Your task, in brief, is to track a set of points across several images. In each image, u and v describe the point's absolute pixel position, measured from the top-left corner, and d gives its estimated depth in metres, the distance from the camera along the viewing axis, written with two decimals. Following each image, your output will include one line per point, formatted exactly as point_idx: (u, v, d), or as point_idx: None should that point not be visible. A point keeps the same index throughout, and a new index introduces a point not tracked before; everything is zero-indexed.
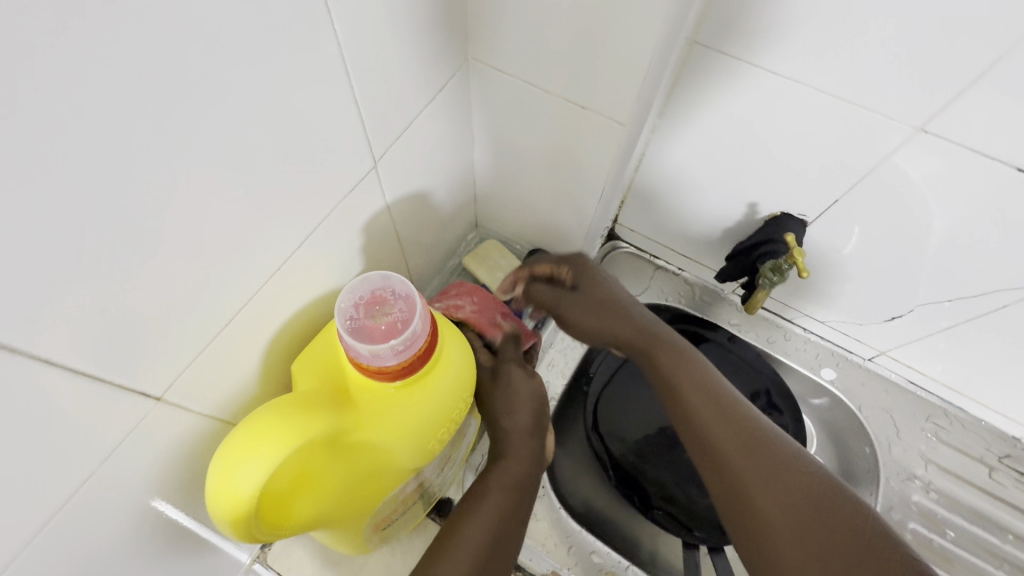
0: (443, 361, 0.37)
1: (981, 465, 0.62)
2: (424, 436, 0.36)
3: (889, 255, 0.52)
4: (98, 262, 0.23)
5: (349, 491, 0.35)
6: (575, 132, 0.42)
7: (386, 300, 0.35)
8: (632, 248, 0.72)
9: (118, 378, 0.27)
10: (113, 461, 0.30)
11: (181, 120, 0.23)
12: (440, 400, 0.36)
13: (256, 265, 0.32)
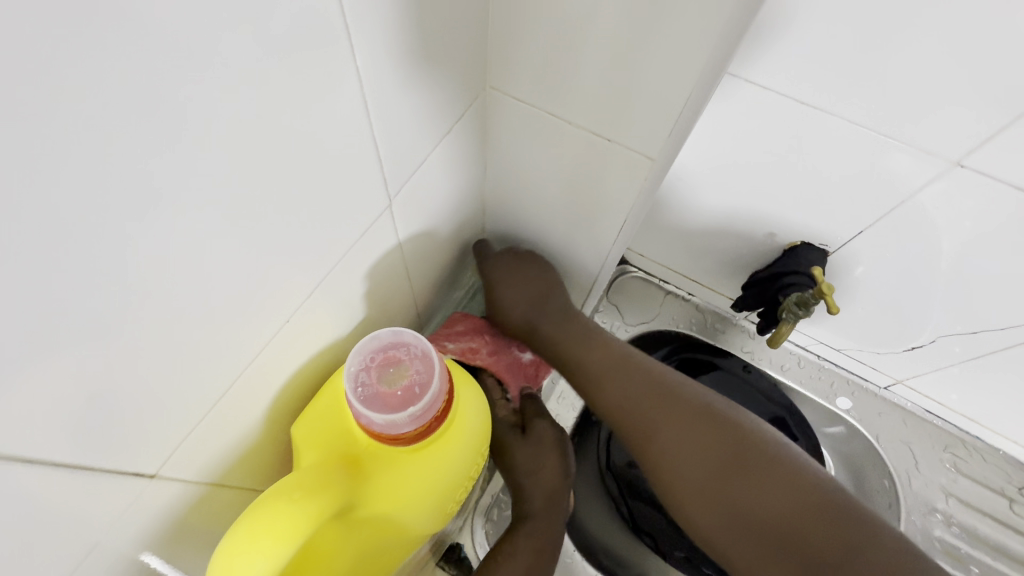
0: (459, 422, 0.34)
1: (1001, 497, 0.60)
2: (440, 500, 0.34)
3: (913, 287, 0.51)
4: (73, 334, 0.20)
5: (360, 562, 0.33)
6: (598, 165, 0.39)
7: (401, 360, 0.32)
8: (642, 273, 0.70)
9: (106, 462, 0.25)
10: (103, 542, 0.28)
11: (177, 170, 0.20)
12: (458, 463, 0.34)
13: (260, 324, 0.29)
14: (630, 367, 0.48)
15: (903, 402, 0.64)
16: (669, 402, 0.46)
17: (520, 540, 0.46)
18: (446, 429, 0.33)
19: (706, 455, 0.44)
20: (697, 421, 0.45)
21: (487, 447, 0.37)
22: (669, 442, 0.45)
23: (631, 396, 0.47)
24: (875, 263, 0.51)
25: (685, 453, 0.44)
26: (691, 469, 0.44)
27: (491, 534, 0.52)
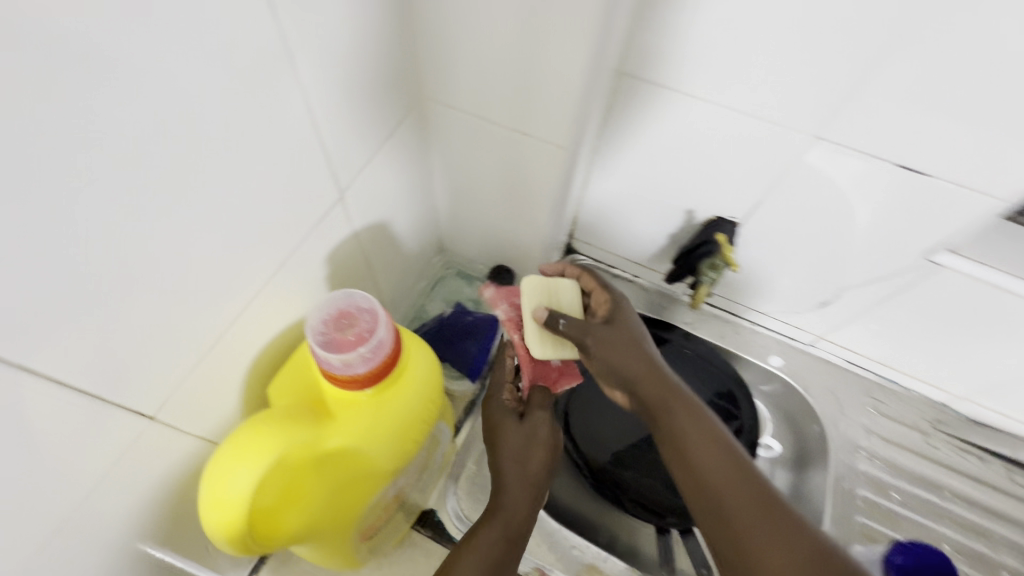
0: (409, 371, 0.39)
1: (915, 431, 0.68)
2: (400, 440, 0.39)
3: (812, 249, 0.58)
4: (77, 288, 0.25)
5: (336, 499, 0.37)
6: (521, 156, 0.47)
7: (353, 313, 0.36)
8: (589, 260, 0.77)
9: (114, 396, 0.30)
10: (111, 475, 0.32)
11: (151, 159, 0.26)
12: (412, 406, 0.39)
13: (236, 289, 0.35)
14: (706, 420, 0.44)
15: (828, 356, 0.72)
16: (743, 470, 0.41)
17: (495, 522, 0.46)
18: (399, 376, 0.37)
19: (770, 538, 0.37)
20: (767, 502, 0.39)
21: (441, 395, 0.42)
22: (729, 503, 0.39)
23: (702, 448, 0.42)
24: (777, 230, 0.58)
25: (745, 523, 0.38)
26: (740, 537, 0.38)
27: (463, 499, 0.56)
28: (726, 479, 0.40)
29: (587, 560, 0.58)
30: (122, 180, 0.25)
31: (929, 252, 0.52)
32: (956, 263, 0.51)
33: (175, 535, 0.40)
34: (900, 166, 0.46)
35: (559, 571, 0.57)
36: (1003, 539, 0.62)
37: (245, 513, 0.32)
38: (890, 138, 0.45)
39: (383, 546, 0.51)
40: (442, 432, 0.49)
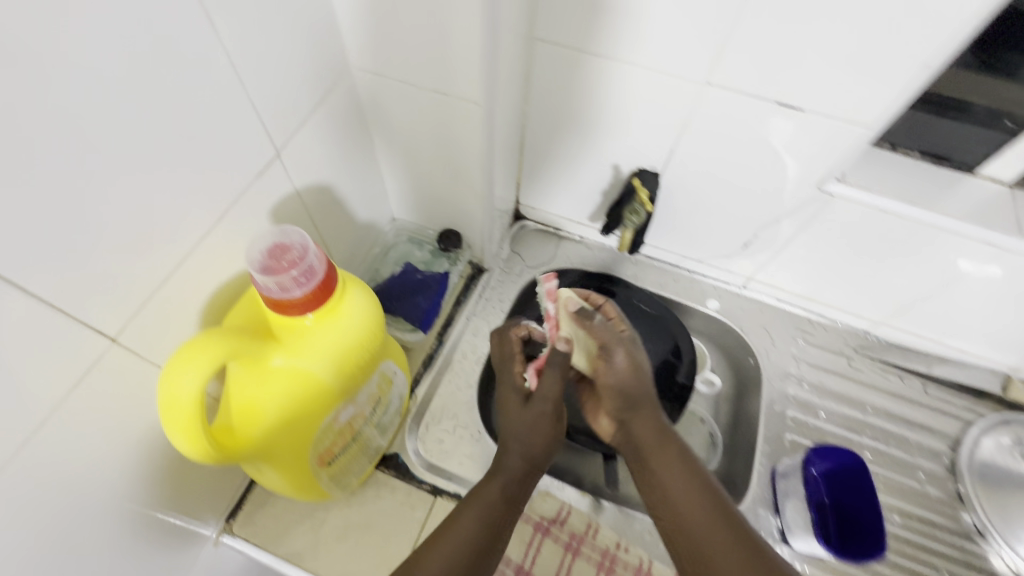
0: (347, 300, 0.43)
1: (841, 356, 0.74)
2: (342, 357, 0.43)
3: (723, 191, 0.64)
4: (42, 222, 0.30)
5: (283, 409, 0.41)
6: (446, 113, 0.52)
7: (286, 245, 0.38)
8: (538, 225, 0.83)
9: (79, 314, 0.34)
10: (79, 391, 0.36)
11: (96, 112, 0.31)
12: (352, 328, 0.43)
13: (183, 229, 0.39)
14: (691, 464, 0.48)
15: (760, 296, 0.78)
16: (721, 507, 0.45)
17: (493, 485, 0.51)
18: (336, 302, 0.41)
19: (740, 569, 0.41)
20: (741, 539, 0.43)
21: (383, 324, 0.47)
22: (706, 537, 0.44)
23: (685, 489, 0.46)
24: (692, 176, 0.64)
25: (719, 555, 0.43)
26: (715, 566, 0.42)
27: (424, 441, 0.64)
28: (705, 518, 0.45)
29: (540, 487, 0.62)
30: (74, 128, 0.30)
31: (821, 183, 0.58)
32: (845, 191, 0.57)
33: (147, 466, 0.44)
34: (777, 103, 0.52)
35: None
36: (919, 444, 0.68)
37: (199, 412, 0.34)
38: (765, 78, 0.50)
39: (352, 482, 0.55)
40: (393, 371, 0.54)
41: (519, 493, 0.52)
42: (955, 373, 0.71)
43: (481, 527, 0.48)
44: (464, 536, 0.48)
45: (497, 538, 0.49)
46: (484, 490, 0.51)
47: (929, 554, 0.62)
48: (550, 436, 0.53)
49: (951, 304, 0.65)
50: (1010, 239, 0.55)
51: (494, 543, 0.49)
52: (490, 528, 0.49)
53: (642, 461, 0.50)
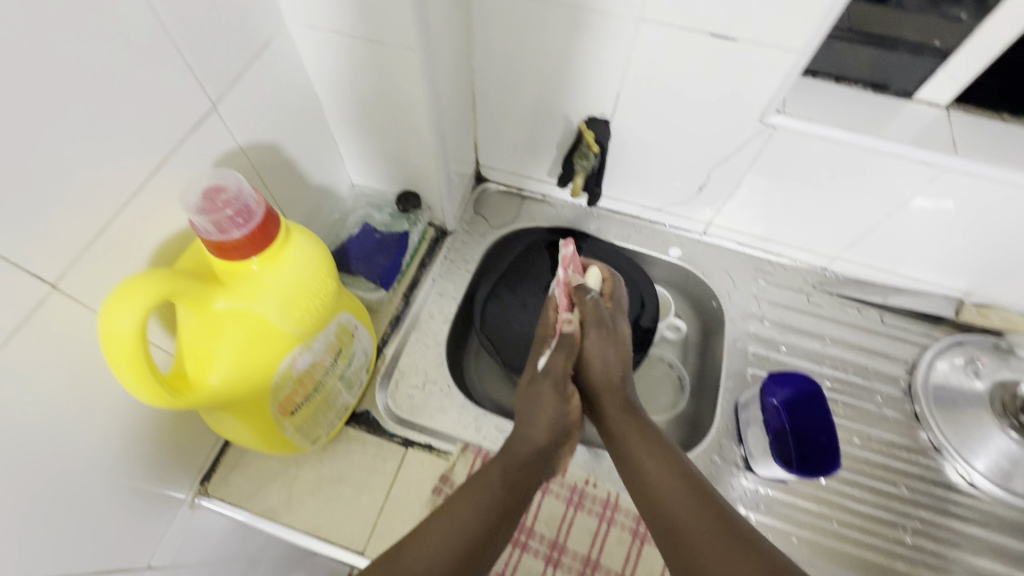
0: (293, 244, 0.43)
1: (800, 293, 0.76)
2: (292, 300, 0.43)
3: (672, 134, 0.65)
4: None
5: (234, 349, 0.42)
6: (386, 64, 0.53)
7: (222, 186, 0.39)
8: (500, 186, 0.84)
9: (14, 257, 0.34)
10: (22, 338, 0.35)
11: (17, 52, 0.31)
12: (299, 271, 0.44)
13: (117, 178, 0.39)
14: (666, 450, 0.52)
15: (720, 241, 0.80)
16: (695, 487, 0.49)
17: (494, 468, 0.52)
18: (280, 245, 0.42)
19: (715, 540, 0.44)
20: (714, 511, 0.46)
21: (332, 272, 0.47)
22: (683, 516, 0.47)
23: (661, 473, 0.50)
24: (641, 120, 0.65)
25: (695, 527, 0.45)
26: (692, 542, 0.45)
27: (394, 397, 0.65)
28: (680, 496, 0.48)
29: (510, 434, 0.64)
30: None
31: (764, 116, 0.59)
32: (786, 123, 0.59)
33: (110, 423, 0.44)
34: (710, 35, 0.53)
35: (485, 445, 0.63)
36: (877, 370, 0.70)
37: (139, 342, 0.35)
38: (698, 11, 0.52)
39: (321, 437, 0.57)
40: (353, 324, 0.54)
41: (524, 483, 0.53)
42: (911, 302, 0.74)
43: (480, 516, 0.48)
44: (462, 524, 0.47)
45: (501, 529, 0.49)
46: (486, 481, 0.51)
47: (888, 471, 0.64)
48: (547, 416, 0.57)
49: (900, 230, 0.68)
50: (944, 156, 0.57)
51: (495, 530, 0.48)
52: (489, 515, 0.49)
53: (621, 453, 0.54)
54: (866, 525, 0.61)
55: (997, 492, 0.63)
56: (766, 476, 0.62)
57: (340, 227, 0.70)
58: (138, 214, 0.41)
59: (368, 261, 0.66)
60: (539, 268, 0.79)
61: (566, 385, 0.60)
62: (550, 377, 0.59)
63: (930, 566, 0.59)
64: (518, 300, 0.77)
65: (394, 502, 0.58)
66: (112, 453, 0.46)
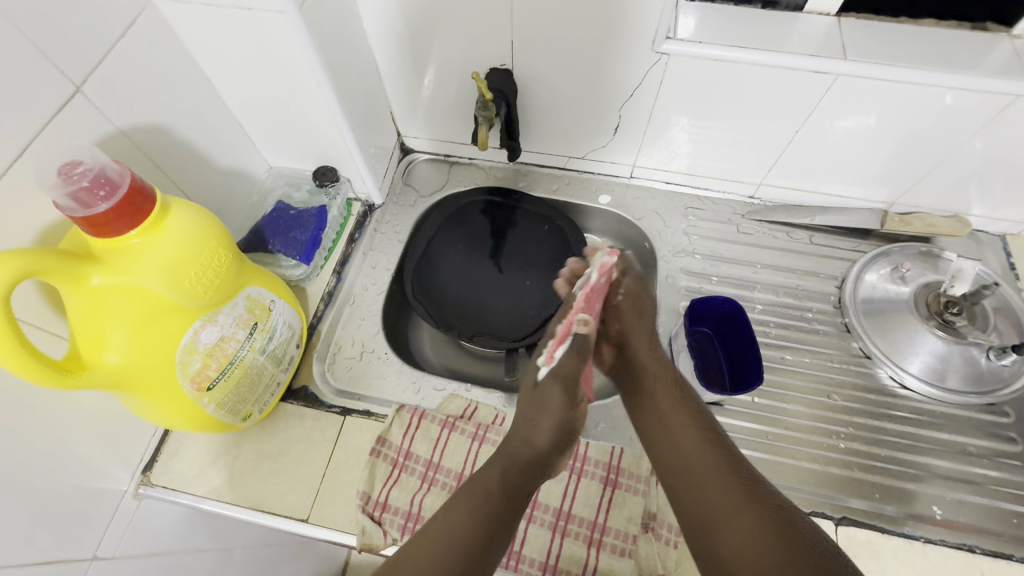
0: (173, 217, 0.44)
1: (730, 225, 0.77)
2: (180, 272, 0.43)
3: (576, 76, 0.66)
4: None
5: (124, 326, 0.42)
6: (261, 33, 0.52)
7: (80, 162, 0.39)
8: (427, 155, 0.84)
9: None
10: None
11: None
12: (182, 242, 0.44)
13: None
14: (690, 403, 0.53)
15: (647, 182, 0.80)
16: (711, 436, 0.50)
17: (491, 474, 0.49)
18: (156, 218, 0.43)
19: (719, 479, 0.45)
20: (724, 456, 0.47)
21: (225, 242, 0.48)
22: (682, 448, 0.49)
23: (679, 418, 0.52)
24: (543, 64, 0.65)
25: (703, 468, 0.47)
26: (700, 474, 0.46)
27: (331, 368, 0.66)
28: (694, 442, 0.49)
29: (448, 391, 0.65)
30: None
31: (655, 45, 0.59)
32: (679, 49, 0.59)
33: (16, 413, 0.44)
34: None
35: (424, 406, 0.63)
36: (807, 290, 0.71)
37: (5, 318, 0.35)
38: None
39: (253, 414, 0.57)
40: (266, 298, 0.55)
41: (526, 481, 0.50)
42: (839, 219, 0.74)
43: (479, 521, 0.46)
44: (456, 531, 0.45)
45: (499, 532, 0.46)
46: (481, 484, 0.48)
47: (823, 383, 0.65)
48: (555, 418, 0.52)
49: (814, 146, 0.68)
50: (837, 63, 0.57)
51: (494, 532, 0.46)
52: (487, 521, 0.46)
53: (643, 394, 0.55)
54: (802, 436, 0.61)
55: (929, 390, 0.63)
56: (700, 401, 0.63)
57: (258, 209, 0.71)
58: (12, 200, 0.41)
59: (285, 237, 0.66)
60: (476, 230, 0.80)
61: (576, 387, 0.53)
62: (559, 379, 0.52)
63: (869, 468, 0.59)
64: (453, 263, 0.78)
65: (335, 468, 0.58)
66: (26, 445, 0.45)
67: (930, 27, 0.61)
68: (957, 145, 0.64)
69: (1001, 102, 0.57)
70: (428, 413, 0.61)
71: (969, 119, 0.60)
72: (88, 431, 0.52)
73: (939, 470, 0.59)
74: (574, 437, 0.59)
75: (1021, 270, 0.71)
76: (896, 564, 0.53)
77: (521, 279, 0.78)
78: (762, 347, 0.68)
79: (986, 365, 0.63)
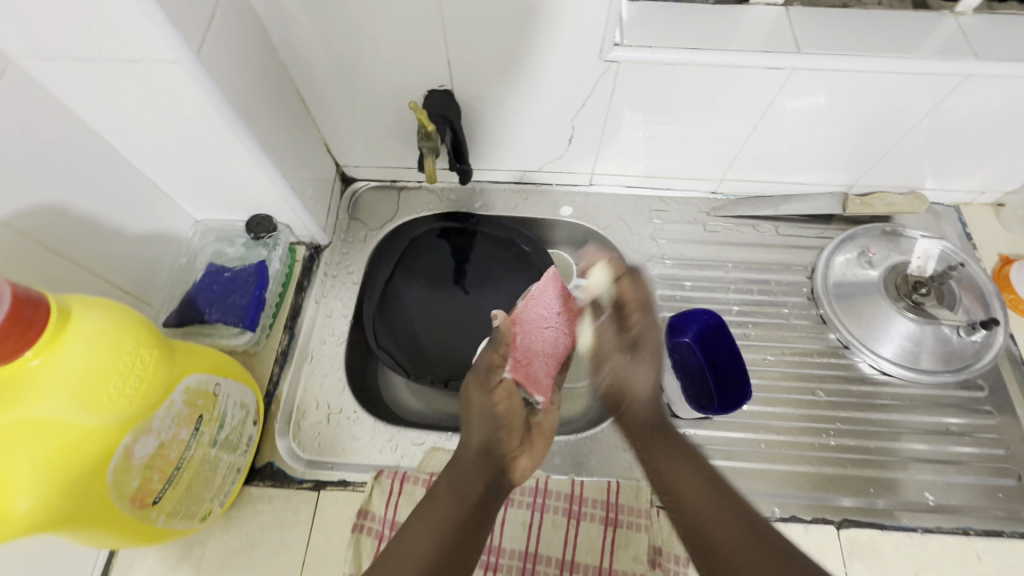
0: (76, 327, 0.38)
1: (697, 224, 0.75)
2: (94, 390, 0.37)
3: (522, 91, 0.61)
4: None
5: (35, 466, 0.35)
6: (152, 85, 0.44)
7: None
8: (371, 183, 0.77)
9: None
10: None
11: None
12: (92, 354, 0.38)
13: None
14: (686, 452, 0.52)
15: (608, 188, 0.76)
16: (698, 465, 0.50)
17: (439, 493, 0.47)
18: (55, 332, 0.37)
19: (716, 508, 0.47)
20: (726, 499, 0.47)
21: (149, 339, 0.41)
22: (670, 467, 0.51)
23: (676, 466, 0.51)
24: (485, 81, 0.60)
25: (712, 520, 0.46)
26: (684, 488, 0.49)
27: (296, 437, 0.60)
28: (678, 467, 0.50)
29: (428, 443, 0.60)
30: None
31: (603, 53, 0.56)
32: (628, 55, 0.56)
33: None
34: None
35: (404, 466, 0.59)
36: (780, 284, 0.70)
37: None
38: None
39: (212, 510, 0.51)
40: (209, 383, 0.48)
41: (480, 498, 0.48)
42: (802, 207, 0.73)
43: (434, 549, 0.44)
44: (412, 557, 0.43)
45: (456, 549, 0.44)
46: (432, 498, 0.47)
47: (805, 380, 0.64)
48: (481, 413, 0.52)
49: (773, 138, 0.66)
50: (790, 58, 0.55)
51: (449, 556, 0.44)
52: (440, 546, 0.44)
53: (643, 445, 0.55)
54: (793, 440, 0.61)
55: (907, 374, 0.63)
56: (690, 418, 0.61)
57: (189, 271, 0.64)
58: None
59: (223, 303, 0.61)
60: (434, 257, 0.75)
61: (491, 377, 0.54)
62: (475, 372, 0.54)
63: (860, 463, 0.59)
64: (415, 296, 0.72)
65: (315, 551, 0.53)
66: None
67: (874, 8, 0.59)
68: (910, 126, 0.63)
69: (952, 84, 0.57)
70: (410, 474, 0.57)
71: (921, 100, 0.59)
72: (24, 567, 0.44)
73: (925, 455, 0.60)
74: (568, 477, 0.56)
75: (977, 240, 0.72)
76: (899, 560, 0.54)
77: (490, 305, 0.73)
78: (743, 350, 0.66)
79: (957, 341, 0.63)
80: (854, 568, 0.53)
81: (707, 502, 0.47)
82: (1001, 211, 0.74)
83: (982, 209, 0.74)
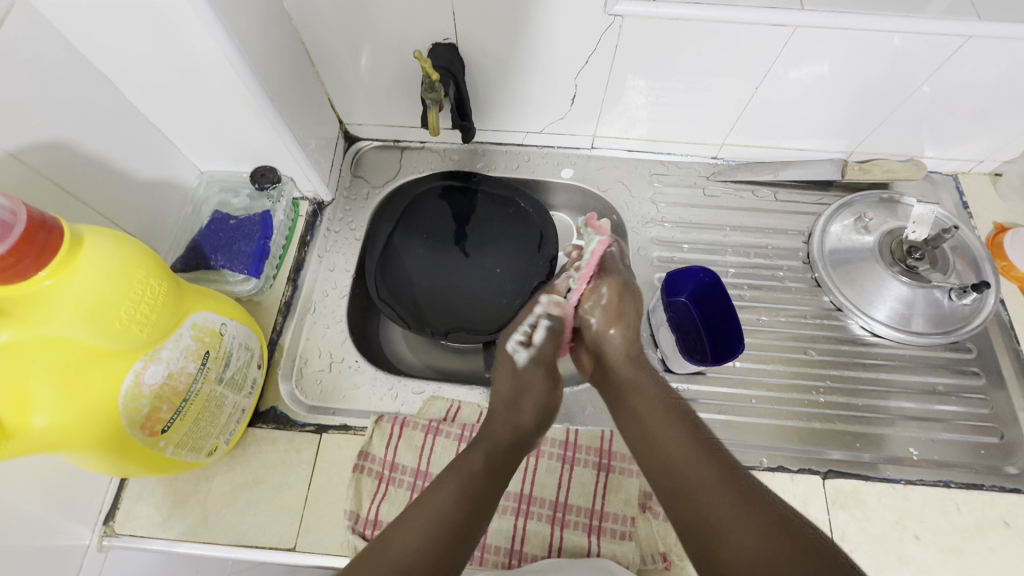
0: (87, 253, 0.39)
1: (696, 188, 0.75)
2: (104, 313, 0.38)
3: (528, 47, 0.61)
4: None
5: (48, 384, 0.37)
6: (161, 24, 0.44)
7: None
8: (374, 143, 0.78)
9: None
10: None
11: None
12: (102, 280, 0.39)
13: None
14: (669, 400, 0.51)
15: (609, 151, 0.77)
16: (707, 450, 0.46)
17: (471, 460, 0.48)
18: (67, 257, 0.38)
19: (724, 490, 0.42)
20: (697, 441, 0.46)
21: (157, 272, 0.43)
22: (670, 446, 0.47)
23: (660, 421, 0.49)
24: (490, 35, 0.60)
25: (692, 466, 0.44)
26: (687, 468, 0.44)
27: (299, 384, 0.62)
28: (684, 448, 0.46)
29: (428, 393, 0.62)
30: None
31: (608, 7, 0.55)
32: (633, 9, 0.55)
33: None
34: None
35: (403, 413, 0.61)
36: (776, 248, 0.71)
37: None
38: None
39: (218, 447, 0.53)
40: (216, 322, 0.49)
41: (498, 465, 0.49)
42: (801, 172, 0.73)
43: (460, 495, 0.45)
44: (439, 508, 0.44)
45: (479, 513, 0.45)
46: (464, 463, 0.48)
47: (797, 340, 0.66)
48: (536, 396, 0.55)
49: (775, 102, 0.66)
50: (795, 14, 0.55)
51: (471, 516, 0.44)
52: (469, 498, 0.45)
53: (621, 400, 0.53)
54: (783, 396, 0.62)
55: (898, 336, 0.65)
56: (682, 372, 0.63)
57: (194, 221, 0.65)
58: None
59: (229, 251, 0.62)
60: (436, 216, 0.75)
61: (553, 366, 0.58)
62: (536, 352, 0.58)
63: (848, 418, 0.61)
64: (415, 253, 0.73)
65: (317, 490, 0.55)
66: None
67: None
68: (912, 91, 0.63)
69: (954, 45, 0.56)
70: (410, 420, 0.59)
71: (925, 63, 0.59)
72: (40, 489, 0.46)
73: (911, 413, 0.62)
74: (563, 425, 0.58)
75: (973, 209, 0.73)
76: (881, 509, 0.55)
77: (490, 264, 0.74)
78: (739, 311, 0.68)
79: (949, 305, 0.64)
80: (837, 516, 0.55)
81: (715, 483, 0.43)
82: (998, 180, 0.74)
83: (980, 178, 0.75)
